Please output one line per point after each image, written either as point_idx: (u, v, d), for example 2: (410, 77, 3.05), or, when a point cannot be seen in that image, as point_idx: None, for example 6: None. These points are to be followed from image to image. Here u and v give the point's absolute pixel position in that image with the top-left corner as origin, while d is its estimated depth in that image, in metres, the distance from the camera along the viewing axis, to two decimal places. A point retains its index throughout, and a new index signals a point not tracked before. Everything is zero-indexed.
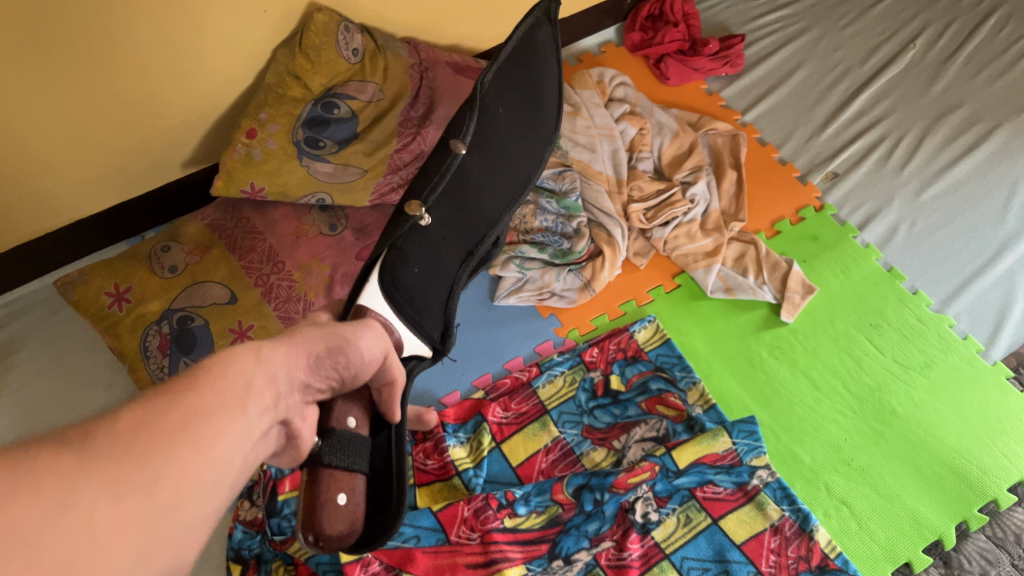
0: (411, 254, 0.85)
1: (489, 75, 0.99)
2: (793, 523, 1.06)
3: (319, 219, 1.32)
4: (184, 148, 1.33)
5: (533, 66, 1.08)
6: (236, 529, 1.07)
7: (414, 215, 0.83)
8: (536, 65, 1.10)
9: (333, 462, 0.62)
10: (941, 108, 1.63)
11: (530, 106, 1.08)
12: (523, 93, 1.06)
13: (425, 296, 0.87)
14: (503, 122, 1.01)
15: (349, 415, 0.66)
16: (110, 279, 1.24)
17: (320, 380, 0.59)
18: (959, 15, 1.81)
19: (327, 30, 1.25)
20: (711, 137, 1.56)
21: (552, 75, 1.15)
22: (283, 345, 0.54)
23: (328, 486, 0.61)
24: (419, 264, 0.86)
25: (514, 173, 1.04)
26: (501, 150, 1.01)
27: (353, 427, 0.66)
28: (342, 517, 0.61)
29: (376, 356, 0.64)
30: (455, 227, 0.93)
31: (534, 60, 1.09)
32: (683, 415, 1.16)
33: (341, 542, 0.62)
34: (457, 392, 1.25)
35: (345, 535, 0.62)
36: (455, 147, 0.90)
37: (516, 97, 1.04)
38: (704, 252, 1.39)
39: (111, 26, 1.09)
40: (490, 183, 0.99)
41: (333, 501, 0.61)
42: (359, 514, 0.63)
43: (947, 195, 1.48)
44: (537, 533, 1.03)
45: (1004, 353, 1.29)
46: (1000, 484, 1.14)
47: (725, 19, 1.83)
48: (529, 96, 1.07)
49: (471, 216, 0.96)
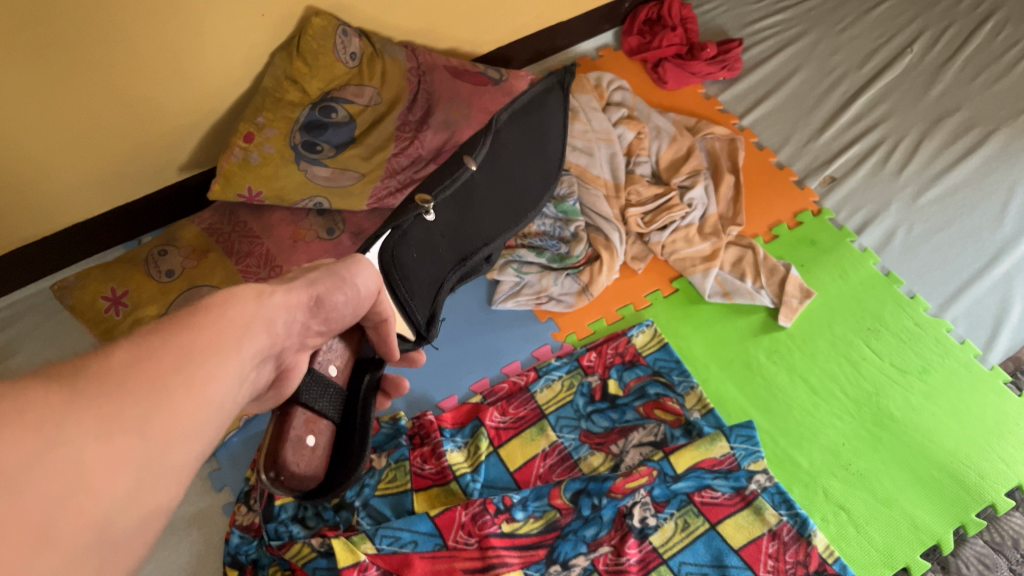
0: (411, 241, 0.89)
1: (505, 111, 1.08)
2: (790, 528, 1.05)
3: (316, 223, 1.31)
4: (181, 152, 1.33)
5: (546, 120, 1.18)
6: (233, 534, 1.06)
7: (419, 206, 0.89)
8: (550, 120, 1.19)
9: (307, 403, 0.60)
10: (938, 112, 1.63)
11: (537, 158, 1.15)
12: (535, 139, 1.15)
13: (417, 282, 0.90)
14: (512, 157, 1.09)
15: (332, 364, 0.65)
16: (106, 283, 1.24)
17: (318, 322, 0.59)
18: (956, 19, 1.81)
19: (325, 34, 1.25)
20: (708, 141, 1.56)
21: (561, 135, 1.22)
22: (284, 287, 0.54)
23: (301, 427, 0.60)
24: (417, 251, 0.90)
25: (518, 203, 1.10)
26: (506, 180, 1.08)
27: (332, 377, 0.65)
28: (305, 461, 0.60)
29: (370, 290, 0.64)
30: (454, 238, 0.98)
31: (547, 113, 1.19)
32: (681, 420, 1.15)
33: (296, 486, 0.60)
34: (455, 397, 1.25)
35: (302, 480, 0.60)
36: (465, 162, 0.98)
37: (526, 138, 1.13)
38: (702, 256, 1.39)
39: (109, 29, 1.08)
40: (495, 210, 1.06)
41: (301, 441, 0.59)
42: (319, 463, 0.62)
43: (944, 199, 1.49)
44: (535, 538, 1.03)
45: (1002, 357, 1.29)
46: (998, 489, 1.14)
47: (722, 23, 1.83)
48: (539, 142, 1.15)
49: (470, 233, 1.02)
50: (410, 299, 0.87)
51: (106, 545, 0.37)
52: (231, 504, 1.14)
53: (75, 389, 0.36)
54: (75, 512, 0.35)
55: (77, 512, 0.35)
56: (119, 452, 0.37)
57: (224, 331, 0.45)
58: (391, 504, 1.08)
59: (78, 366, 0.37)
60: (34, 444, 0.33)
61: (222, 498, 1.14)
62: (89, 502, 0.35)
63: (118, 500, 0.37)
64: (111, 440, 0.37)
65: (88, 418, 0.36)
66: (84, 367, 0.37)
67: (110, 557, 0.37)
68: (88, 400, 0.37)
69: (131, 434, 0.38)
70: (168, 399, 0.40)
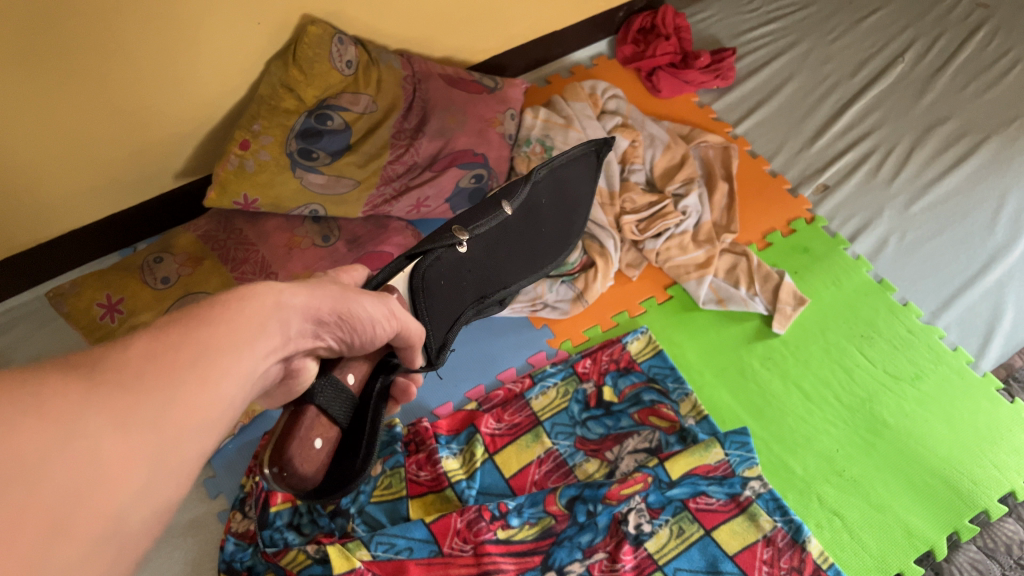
0: (442, 267, 0.89)
1: (543, 167, 1.09)
2: (785, 534, 1.06)
3: (311, 231, 1.32)
4: (177, 159, 1.33)
5: (578, 183, 1.18)
6: (228, 541, 1.06)
7: (456, 237, 0.90)
8: (580, 186, 1.19)
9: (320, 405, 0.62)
10: (929, 121, 1.64)
11: (558, 225, 1.14)
12: (563, 202, 1.15)
13: (440, 306, 0.89)
14: (542, 211, 1.10)
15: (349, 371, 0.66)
16: (102, 291, 1.24)
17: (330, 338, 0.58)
18: (947, 29, 1.83)
19: (320, 42, 1.25)
20: (702, 149, 1.57)
21: (582, 212, 1.22)
22: (304, 294, 0.53)
23: (309, 428, 0.60)
24: (445, 279, 0.89)
25: (527, 257, 1.07)
26: (530, 234, 1.07)
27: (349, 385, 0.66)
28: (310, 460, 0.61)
29: (385, 327, 0.63)
30: (480, 276, 0.98)
31: (578, 176, 1.19)
32: (675, 427, 1.16)
33: (300, 486, 0.61)
34: (450, 403, 1.25)
35: (306, 480, 0.61)
36: (502, 205, 0.99)
37: (557, 195, 1.13)
38: (696, 263, 1.39)
39: (105, 37, 1.09)
40: (519, 256, 1.05)
41: (309, 441, 0.60)
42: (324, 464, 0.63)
43: (936, 207, 1.50)
44: (530, 544, 1.03)
45: (994, 364, 1.29)
46: (991, 495, 1.14)
47: (715, 32, 1.85)
48: (563, 212, 1.15)
49: (494, 276, 1.01)
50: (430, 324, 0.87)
51: (113, 547, 0.37)
52: (225, 512, 1.14)
53: (81, 392, 0.36)
54: (83, 518, 0.35)
55: (85, 516, 0.35)
56: (128, 455, 0.37)
57: (233, 337, 0.45)
58: (386, 511, 1.09)
59: (82, 376, 0.37)
60: (41, 453, 0.33)
61: (217, 505, 1.14)
62: (95, 507, 0.36)
63: (125, 506, 0.37)
64: (118, 443, 0.37)
65: (95, 420, 0.36)
66: (88, 375, 0.37)
67: (115, 562, 0.37)
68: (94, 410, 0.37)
69: (135, 443, 0.38)
70: (174, 407, 0.40)
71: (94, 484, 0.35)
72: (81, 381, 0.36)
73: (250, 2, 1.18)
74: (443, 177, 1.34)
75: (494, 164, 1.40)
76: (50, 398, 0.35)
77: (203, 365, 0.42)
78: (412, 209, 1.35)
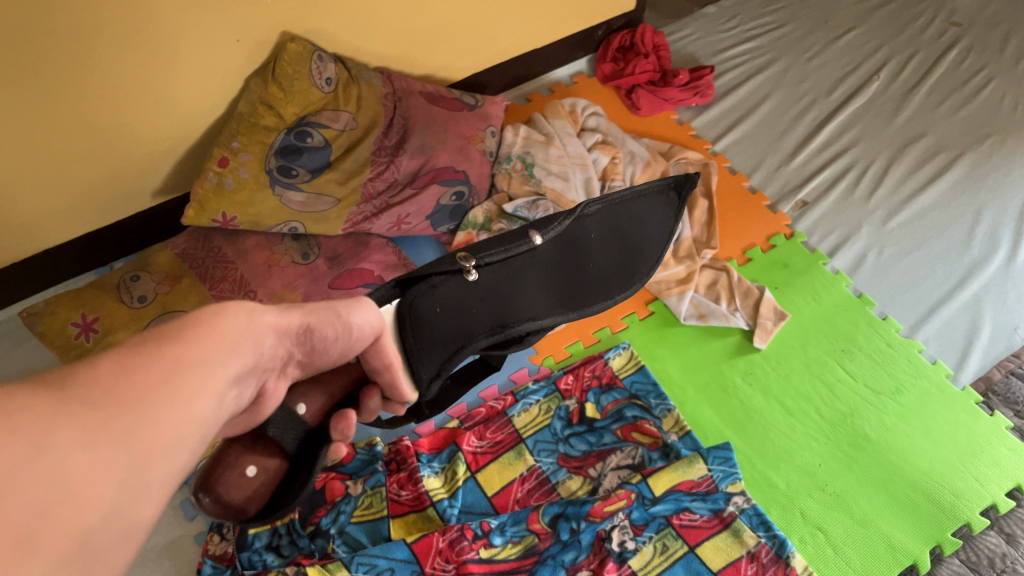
0: (438, 293, 0.79)
1: (601, 201, 0.97)
2: (768, 550, 1.05)
3: (291, 248, 1.33)
4: (154, 178, 1.32)
5: (649, 225, 1.03)
6: (205, 564, 1.04)
7: (462, 264, 0.81)
8: (647, 231, 1.03)
9: (272, 437, 0.60)
10: (905, 137, 1.66)
11: (625, 255, 0.99)
12: (617, 242, 0.99)
13: (440, 338, 0.79)
14: (592, 249, 0.96)
15: (250, 463, 0.58)
16: (77, 309, 1.22)
17: (302, 348, 0.59)
18: (921, 47, 1.86)
19: (300, 59, 1.25)
20: (682, 166, 1.57)
21: (662, 243, 1.05)
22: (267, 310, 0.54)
23: (237, 459, 0.58)
24: (442, 306, 0.80)
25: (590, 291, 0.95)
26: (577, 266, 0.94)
27: (257, 472, 0.59)
28: (256, 494, 0.59)
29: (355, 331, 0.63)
30: (502, 301, 0.86)
31: (650, 220, 1.04)
32: (658, 444, 1.16)
33: (235, 512, 0.58)
34: (432, 422, 1.24)
35: (240, 507, 0.58)
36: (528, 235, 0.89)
37: (609, 238, 0.98)
38: (676, 279, 1.40)
39: (81, 52, 1.08)
40: (553, 291, 0.91)
41: (242, 473, 0.58)
42: (258, 496, 0.59)
43: (914, 222, 1.51)
44: (513, 563, 1.02)
45: (972, 378, 1.30)
46: (973, 509, 1.14)
47: (693, 50, 1.87)
48: (630, 243, 1.00)
49: (525, 311, 0.87)
50: (419, 361, 0.76)
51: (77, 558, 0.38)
52: (203, 534, 1.12)
53: (52, 405, 0.36)
54: (59, 521, 0.35)
55: (56, 517, 0.35)
56: (95, 469, 0.37)
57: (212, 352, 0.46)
58: (367, 531, 1.07)
59: (57, 379, 0.38)
60: (15, 454, 0.33)
61: (194, 528, 1.12)
62: (70, 509, 0.36)
63: (99, 512, 0.38)
64: (87, 461, 0.37)
65: None
66: (65, 380, 0.38)
67: (86, 563, 0.38)
68: (75, 403, 0.37)
69: (111, 447, 0.38)
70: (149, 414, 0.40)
71: (71, 468, 0.36)
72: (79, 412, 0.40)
73: (229, 19, 1.18)
74: (424, 195, 1.35)
75: (475, 181, 1.41)
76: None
77: (175, 383, 0.43)
78: (393, 225, 1.35)
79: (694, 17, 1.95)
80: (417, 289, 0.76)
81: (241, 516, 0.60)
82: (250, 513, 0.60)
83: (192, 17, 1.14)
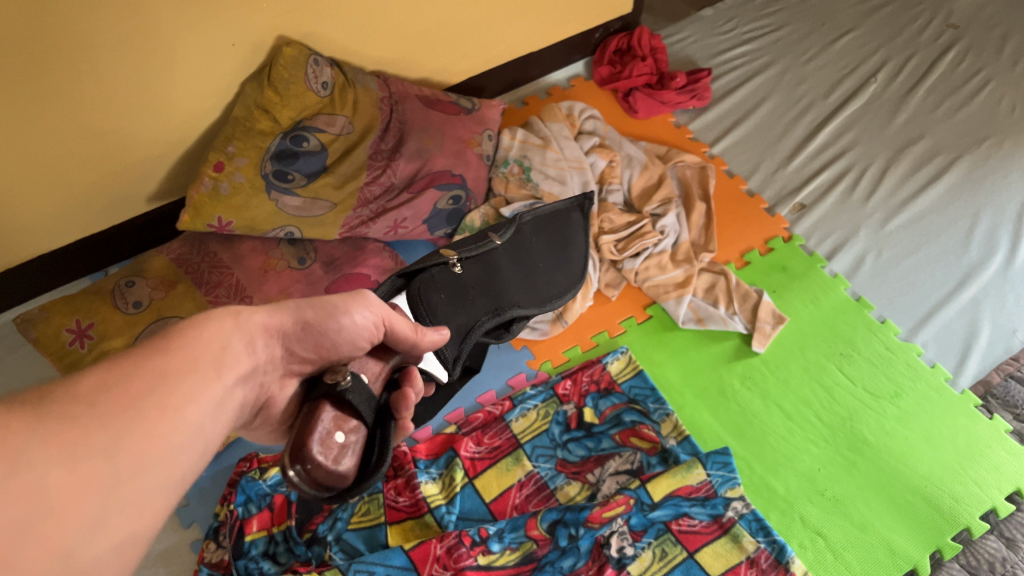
0: (438, 281, 0.92)
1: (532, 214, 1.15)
2: (768, 555, 1.04)
3: (287, 253, 1.31)
4: (149, 183, 1.32)
5: (577, 237, 1.19)
6: (201, 572, 1.03)
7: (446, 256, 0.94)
8: (571, 246, 1.18)
9: (351, 403, 0.62)
10: (903, 140, 1.66)
11: (558, 260, 1.14)
12: (556, 246, 1.15)
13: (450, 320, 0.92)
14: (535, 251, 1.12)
15: (337, 430, 0.60)
16: (72, 315, 1.21)
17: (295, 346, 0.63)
18: (918, 49, 1.86)
19: (296, 64, 1.24)
20: (679, 169, 1.57)
21: (581, 254, 1.19)
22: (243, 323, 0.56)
23: (327, 423, 0.59)
24: (444, 292, 0.93)
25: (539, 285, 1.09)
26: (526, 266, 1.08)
27: (344, 441, 0.60)
28: (346, 459, 0.59)
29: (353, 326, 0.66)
30: (487, 285, 1.00)
31: (571, 234, 1.19)
32: (657, 448, 1.16)
33: (333, 482, 0.59)
34: (429, 427, 1.24)
35: (336, 476, 0.59)
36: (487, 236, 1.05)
37: (545, 240, 1.14)
38: (675, 283, 1.39)
39: (75, 59, 1.07)
40: (519, 284, 1.05)
41: (330, 436, 0.59)
42: (351, 466, 0.60)
43: (913, 225, 1.51)
44: (512, 569, 1.02)
45: (971, 381, 1.30)
46: (972, 512, 1.14)
47: (691, 53, 1.86)
48: (560, 252, 1.15)
49: (501, 300, 1.01)
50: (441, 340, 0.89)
51: None
52: (199, 542, 1.11)
53: None
54: None
55: None
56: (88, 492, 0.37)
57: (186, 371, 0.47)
58: (364, 538, 1.07)
59: None
60: None
61: (190, 535, 1.11)
62: None
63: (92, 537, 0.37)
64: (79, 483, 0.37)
65: (38, 452, 0.38)
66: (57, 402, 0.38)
67: None
68: None
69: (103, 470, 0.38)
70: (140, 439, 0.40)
71: None
72: (55, 434, 0.39)
73: (223, 24, 1.17)
74: (421, 199, 1.34)
75: (472, 185, 1.40)
76: (15, 455, 0.37)
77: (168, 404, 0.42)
78: (390, 230, 1.35)
79: (691, 19, 1.95)
80: (419, 279, 0.90)
81: (339, 486, 0.60)
82: (345, 484, 0.60)
83: (185, 23, 1.13)
